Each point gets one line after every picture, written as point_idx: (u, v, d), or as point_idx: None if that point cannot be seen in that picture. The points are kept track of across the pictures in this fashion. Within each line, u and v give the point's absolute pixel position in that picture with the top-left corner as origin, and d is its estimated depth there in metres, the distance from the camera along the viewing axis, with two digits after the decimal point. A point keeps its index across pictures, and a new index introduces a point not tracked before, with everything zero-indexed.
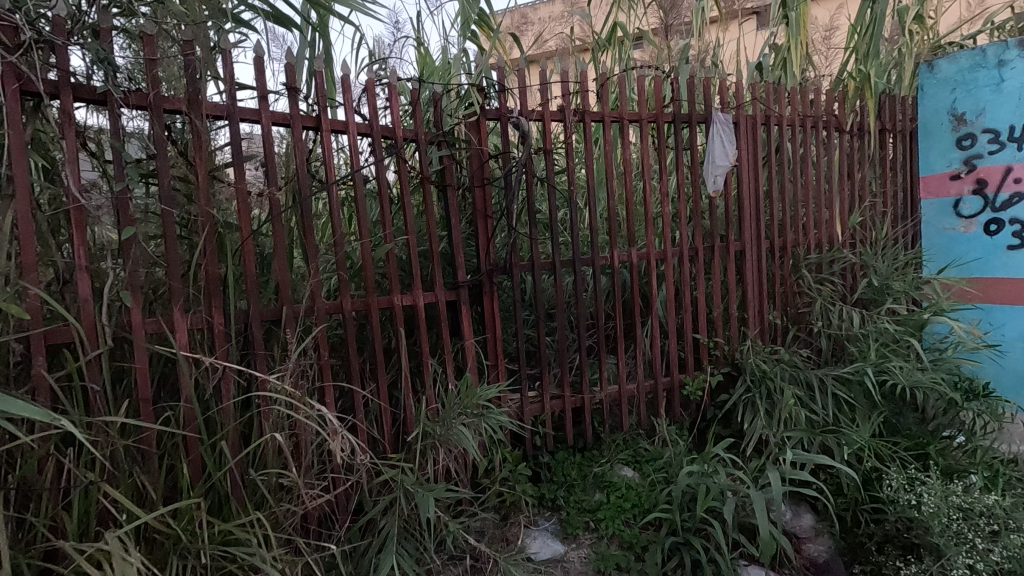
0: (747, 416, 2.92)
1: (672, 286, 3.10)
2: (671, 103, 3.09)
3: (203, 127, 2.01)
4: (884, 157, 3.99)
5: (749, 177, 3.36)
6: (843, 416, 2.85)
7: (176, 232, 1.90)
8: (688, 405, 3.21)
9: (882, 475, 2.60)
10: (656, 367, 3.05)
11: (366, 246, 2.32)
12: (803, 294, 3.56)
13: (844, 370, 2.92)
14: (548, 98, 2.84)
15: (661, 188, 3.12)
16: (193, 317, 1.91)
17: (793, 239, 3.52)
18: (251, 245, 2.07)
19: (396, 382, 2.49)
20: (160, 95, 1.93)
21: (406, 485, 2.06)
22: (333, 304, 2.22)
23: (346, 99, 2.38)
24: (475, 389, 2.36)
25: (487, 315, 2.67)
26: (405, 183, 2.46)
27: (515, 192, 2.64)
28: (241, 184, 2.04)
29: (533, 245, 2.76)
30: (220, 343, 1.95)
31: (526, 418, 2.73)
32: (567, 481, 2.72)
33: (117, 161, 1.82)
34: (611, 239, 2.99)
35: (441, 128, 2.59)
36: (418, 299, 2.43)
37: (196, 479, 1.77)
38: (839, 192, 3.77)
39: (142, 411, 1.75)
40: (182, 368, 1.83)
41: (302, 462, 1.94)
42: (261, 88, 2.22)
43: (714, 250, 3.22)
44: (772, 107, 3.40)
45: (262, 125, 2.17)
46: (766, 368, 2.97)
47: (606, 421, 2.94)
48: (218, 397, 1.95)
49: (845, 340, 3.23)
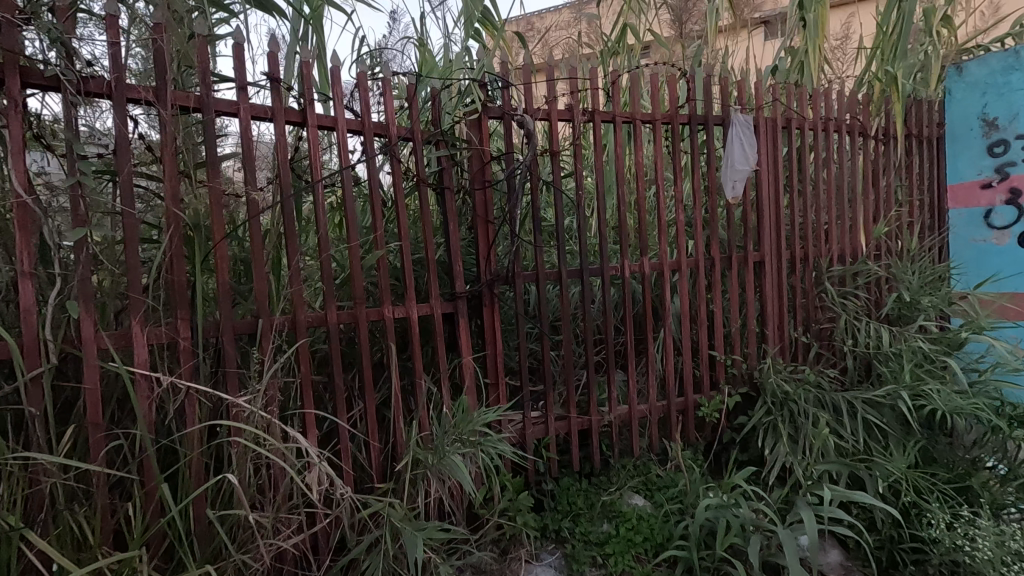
0: (769, 440, 2.69)
1: (687, 299, 2.88)
2: (686, 103, 2.88)
3: (171, 119, 1.81)
4: (910, 165, 3.77)
5: (769, 184, 3.14)
6: (875, 444, 2.62)
7: (137, 235, 1.69)
8: (703, 427, 2.98)
9: (922, 511, 2.36)
10: (669, 386, 2.83)
11: (354, 252, 2.11)
12: (826, 309, 3.33)
13: (875, 394, 2.70)
14: (555, 96, 2.63)
15: (675, 194, 2.91)
16: (153, 331, 1.70)
17: (815, 250, 3.31)
18: (224, 251, 1.86)
19: (387, 402, 2.28)
20: (123, 83, 1.73)
21: (393, 521, 1.84)
22: (316, 316, 2.01)
23: (335, 91, 2.18)
24: (472, 414, 2.15)
25: (487, 328, 2.45)
26: (399, 184, 2.25)
27: (518, 196, 2.43)
28: (214, 183, 1.83)
29: (538, 253, 2.54)
30: (186, 361, 1.74)
31: (528, 442, 2.50)
32: (572, 510, 2.50)
33: (70, 154, 1.62)
34: (623, 248, 2.76)
35: (440, 126, 2.38)
36: (412, 310, 2.21)
37: (148, 519, 1.56)
38: (864, 201, 3.55)
39: (89, 438, 1.54)
40: (139, 389, 1.62)
41: (274, 499, 1.71)
42: (240, 79, 2.01)
43: (731, 260, 3.01)
44: (794, 110, 3.20)
45: (240, 118, 1.96)
46: (789, 390, 2.75)
47: (615, 446, 2.72)
48: (183, 419, 1.74)
49: (874, 360, 3.00)
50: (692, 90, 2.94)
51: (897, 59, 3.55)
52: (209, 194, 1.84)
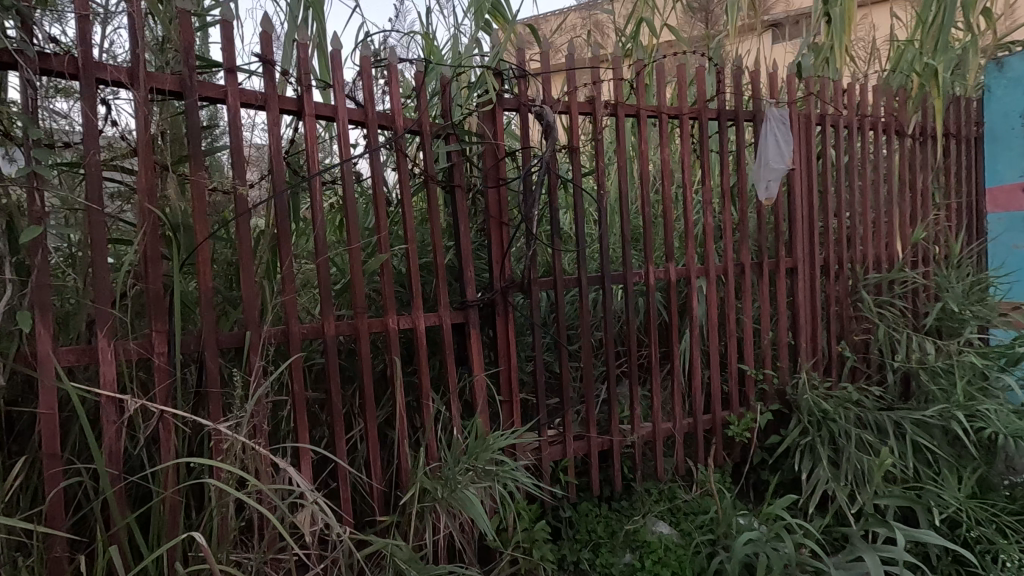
0: (806, 463, 2.47)
1: (715, 308, 2.66)
2: (715, 96, 2.65)
3: (147, 104, 1.58)
4: (948, 165, 3.54)
5: (803, 184, 2.91)
6: (926, 470, 2.40)
7: (104, 236, 1.48)
8: (732, 448, 2.75)
9: (986, 547, 2.16)
10: (697, 404, 2.60)
11: (356, 255, 1.89)
12: (861, 319, 3.10)
13: (926, 414, 2.48)
14: (575, 86, 2.40)
15: (703, 194, 2.68)
16: (123, 346, 1.48)
17: (850, 256, 3.08)
18: (208, 253, 1.65)
19: (390, 422, 2.06)
20: (93, 62, 1.52)
21: (397, 562, 1.64)
22: (313, 327, 1.79)
23: (335, 76, 1.96)
24: (487, 438, 1.93)
25: (500, 340, 2.22)
26: (406, 181, 2.03)
27: (537, 196, 2.19)
28: (196, 178, 1.60)
29: (557, 258, 2.31)
30: (162, 381, 1.52)
31: (545, 466, 2.28)
32: (592, 539, 2.27)
33: (26, 138, 1.42)
34: (648, 253, 2.53)
35: (450, 117, 2.15)
36: (419, 321, 1.99)
37: (117, 563, 1.37)
38: (900, 203, 3.32)
39: (45, 473, 1.35)
40: (103, 414, 1.40)
41: (264, 540, 1.51)
42: (228, 63, 1.78)
43: (763, 267, 2.78)
44: (828, 105, 2.98)
45: (230, 106, 1.73)
46: (828, 408, 2.52)
47: (638, 468, 2.49)
48: (158, 448, 1.54)
49: (920, 375, 2.77)
50: (722, 83, 2.70)
51: (937, 53, 3.31)
52: (191, 189, 1.62)
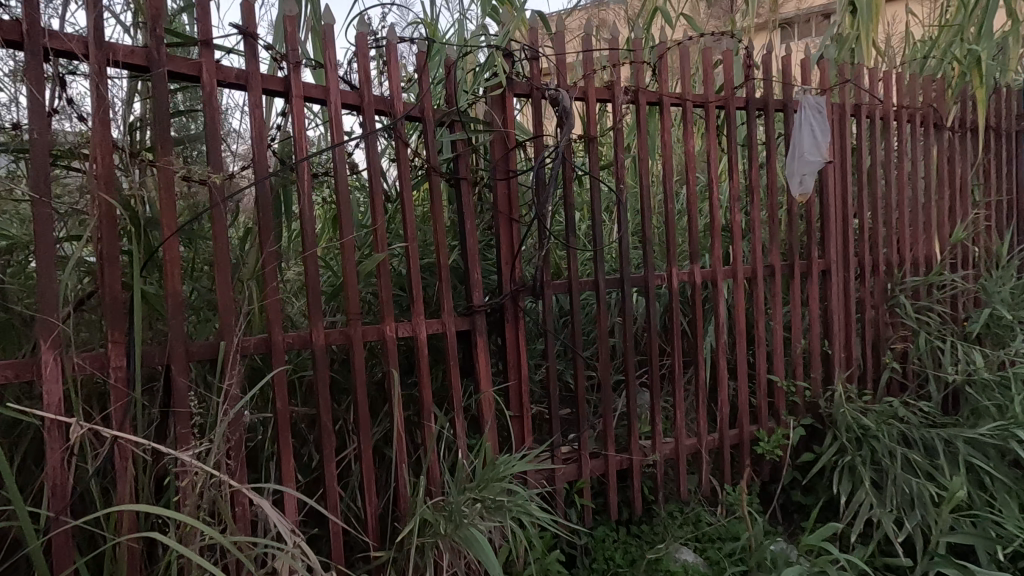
0: (846, 485, 2.23)
1: (743, 314, 2.43)
2: (744, 82, 2.41)
3: (105, 79, 1.37)
4: (988, 160, 3.31)
5: (837, 179, 2.68)
6: (983, 495, 2.18)
7: (49, 232, 1.27)
8: (761, 465, 2.52)
9: None
10: (724, 418, 2.37)
11: (348, 255, 1.67)
12: (898, 325, 2.87)
13: (982, 432, 2.25)
14: (593, 69, 2.17)
15: (731, 188, 2.44)
16: (72, 360, 1.27)
17: (887, 257, 2.84)
18: (176, 251, 1.43)
19: (386, 441, 1.84)
20: (40, 28, 1.31)
21: None
22: (298, 335, 1.57)
23: (326, 54, 1.74)
24: (496, 463, 1.72)
25: (510, 350, 2.00)
26: (405, 172, 1.81)
27: (551, 189, 1.97)
28: (162, 163, 1.39)
29: (573, 258, 2.08)
30: (118, 401, 1.32)
31: (560, 490, 2.05)
32: (610, 569, 2.04)
33: None
34: (671, 253, 2.30)
35: (455, 103, 1.93)
36: (419, 328, 1.77)
37: None
38: (938, 201, 3.09)
39: None
40: (45, 442, 1.20)
41: None
42: (204, 32, 1.55)
43: (795, 269, 2.55)
44: (864, 94, 2.74)
45: (204, 82, 1.50)
46: (871, 424, 2.29)
47: (660, 489, 2.26)
48: (113, 479, 1.33)
49: (969, 387, 2.54)
50: (751, 69, 2.47)
51: (980, 39, 3.06)
52: (157, 178, 1.41)
